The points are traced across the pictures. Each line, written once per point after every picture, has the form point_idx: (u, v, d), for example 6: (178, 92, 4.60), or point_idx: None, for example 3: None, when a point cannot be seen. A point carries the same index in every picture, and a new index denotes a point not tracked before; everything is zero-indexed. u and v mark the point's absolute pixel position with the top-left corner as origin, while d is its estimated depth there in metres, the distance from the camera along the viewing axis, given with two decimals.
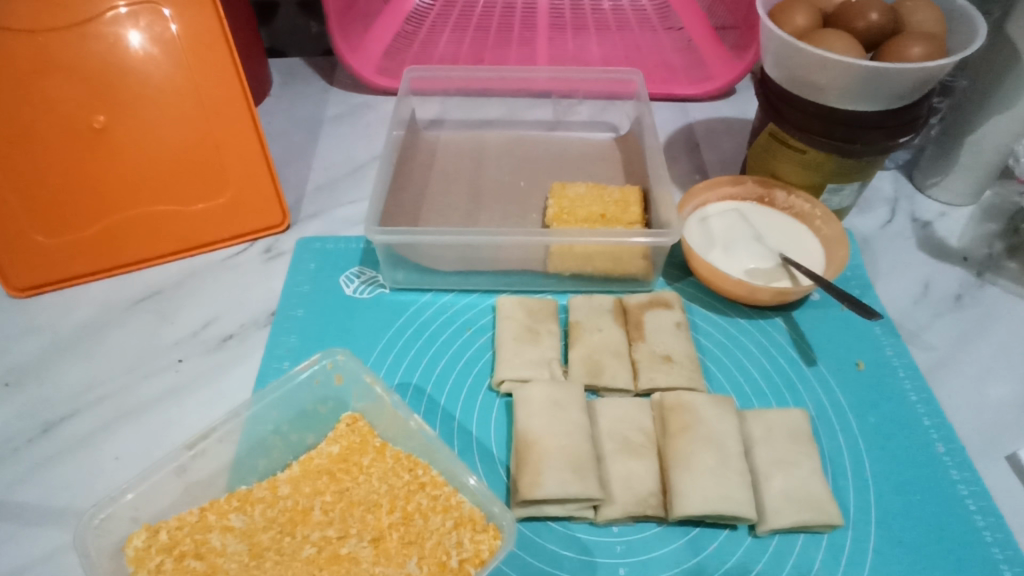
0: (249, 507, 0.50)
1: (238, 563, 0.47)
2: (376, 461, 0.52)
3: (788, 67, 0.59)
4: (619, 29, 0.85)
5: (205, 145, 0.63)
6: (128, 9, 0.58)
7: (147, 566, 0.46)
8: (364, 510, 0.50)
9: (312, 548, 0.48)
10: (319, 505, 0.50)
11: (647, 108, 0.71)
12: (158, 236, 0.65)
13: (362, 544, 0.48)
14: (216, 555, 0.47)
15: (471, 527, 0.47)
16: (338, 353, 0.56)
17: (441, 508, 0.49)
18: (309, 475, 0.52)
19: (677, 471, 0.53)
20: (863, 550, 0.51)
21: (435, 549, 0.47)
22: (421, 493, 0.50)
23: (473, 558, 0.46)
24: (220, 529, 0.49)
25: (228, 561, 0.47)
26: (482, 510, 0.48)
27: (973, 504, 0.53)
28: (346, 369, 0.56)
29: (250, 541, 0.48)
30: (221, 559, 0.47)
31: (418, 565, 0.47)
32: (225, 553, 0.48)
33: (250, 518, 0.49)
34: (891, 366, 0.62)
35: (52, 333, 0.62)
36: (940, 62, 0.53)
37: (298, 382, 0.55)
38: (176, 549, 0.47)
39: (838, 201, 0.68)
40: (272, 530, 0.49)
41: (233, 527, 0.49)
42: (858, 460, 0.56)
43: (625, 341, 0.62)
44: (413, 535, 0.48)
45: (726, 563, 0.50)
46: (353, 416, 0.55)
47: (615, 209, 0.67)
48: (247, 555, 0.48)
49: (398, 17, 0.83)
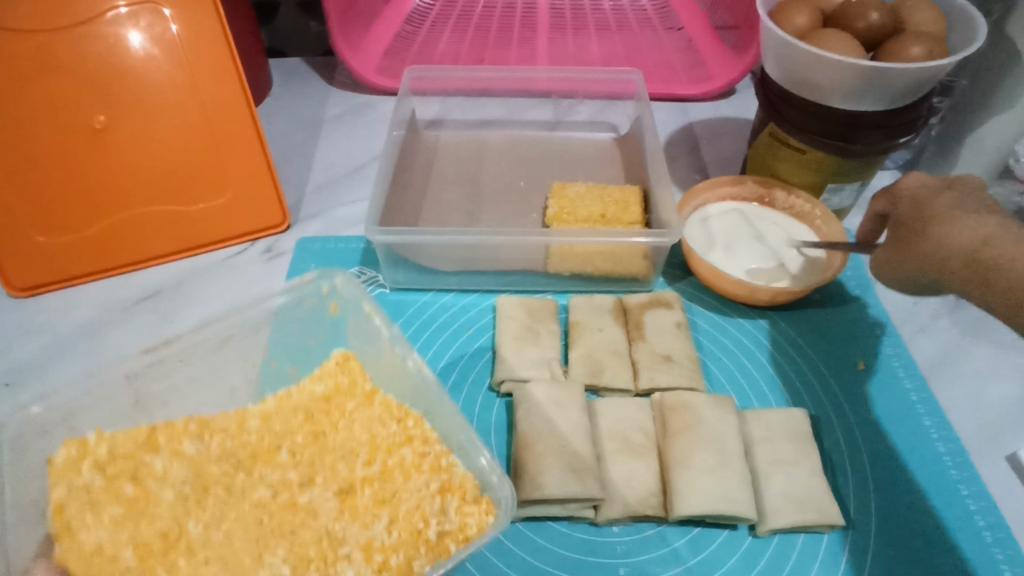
0: (206, 435, 0.53)
1: (177, 491, 0.49)
2: (361, 406, 0.55)
3: (788, 67, 0.59)
4: (619, 29, 0.85)
5: (205, 145, 0.63)
6: (129, 9, 0.58)
7: (73, 477, 0.48)
8: (339, 461, 0.52)
9: (266, 490, 0.50)
10: (286, 446, 0.53)
11: (646, 108, 0.71)
12: (158, 236, 0.65)
13: (326, 495, 0.49)
14: (153, 479, 0.49)
15: (460, 495, 0.47)
16: (334, 278, 0.57)
17: (428, 468, 0.50)
18: (283, 413, 0.55)
19: (677, 471, 0.53)
20: (864, 550, 0.51)
21: (409, 515, 0.47)
22: (407, 447, 0.51)
23: (456, 529, 0.45)
24: (170, 453, 0.51)
25: (165, 487, 0.49)
26: (474, 480, 0.48)
27: (973, 503, 0.53)
28: (340, 297, 0.58)
29: (197, 470, 0.51)
30: (158, 483, 0.49)
31: (388, 529, 0.47)
32: (164, 478, 0.50)
33: (202, 448, 0.52)
34: (891, 366, 0.62)
35: (52, 333, 0.62)
36: (941, 62, 0.53)
37: (293, 304, 0.58)
38: (110, 466, 0.49)
39: (839, 201, 0.68)
40: (225, 465, 0.51)
41: (183, 453, 0.51)
42: (859, 459, 0.56)
43: (625, 340, 0.62)
44: (387, 493, 0.49)
45: (726, 564, 0.50)
46: (345, 355, 0.58)
47: (615, 209, 0.67)
48: (190, 485, 0.50)
49: (398, 17, 0.83)
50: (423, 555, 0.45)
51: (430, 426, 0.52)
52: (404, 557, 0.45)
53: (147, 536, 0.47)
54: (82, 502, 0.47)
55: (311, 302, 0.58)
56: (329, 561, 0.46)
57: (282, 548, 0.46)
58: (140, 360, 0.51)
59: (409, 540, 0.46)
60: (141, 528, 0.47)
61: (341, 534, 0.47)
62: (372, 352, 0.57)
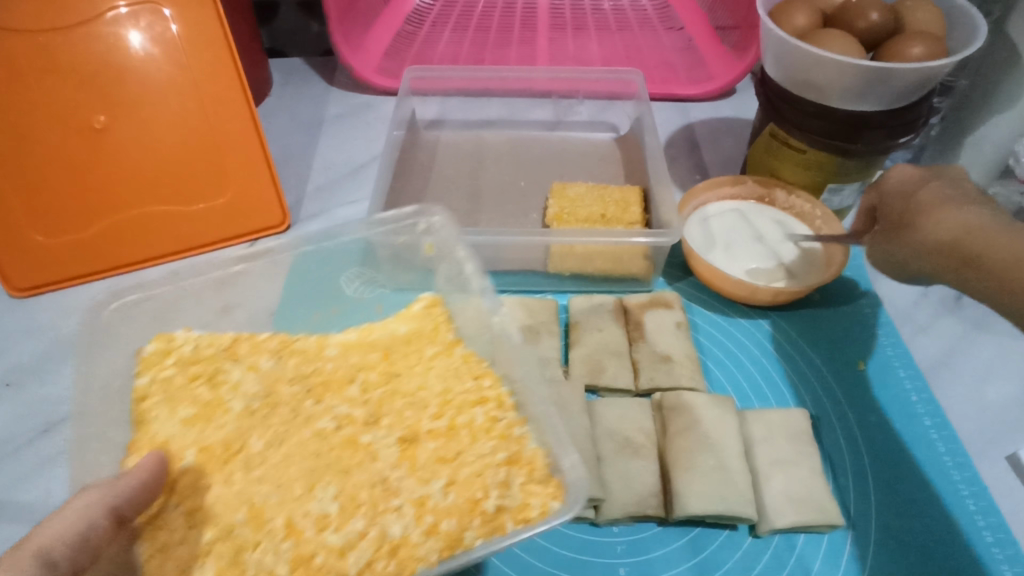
0: (284, 353, 0.52)
1: (247, 404, 0.48)
2: (441, 353, 0.52)
3: (787, 67, 0.59)
4: (619, 29, 0.85)
5: (205, 144, 0.63)
6: (129, 9, 0.58)
7: (156, 370, 0.49)
8: (412, 407, 0.48)
9: (330, 422, 0.47)
10: (358, 381, 0.50)
11: (647, 108, 0.71)
12: (155, 239, 0.64)
13: (387, 440, 0.46)
14: (229, 386, 0.49)
15: (526, 473, 0.43)
16: (432, 217, 0.55)
17: (496, 436, 0.45)
18: (360, 347, 0.53)
19: (677, 471, 0.53)
20: (864, 550, 0.51)
21: (469, 482, 0.43)
22: (480, 408, 0.47)
23: (514, 508, 0.41)
24: (247, 365, 0.50)
25: (237, 396, 0.49)
26: (545, 458, 0.43)
27: (973, 504, 0.53)
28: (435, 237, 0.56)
29: (267, 387, 0.49)
30: (232, 392, 0.49)
31: (445, 489, 0.43)
32: (237, 389, 0.49)
33: (279, 365, 0.51)
34: (892, 366, 0.62)
35: (52, 333, 0.62)
36: (940, 61, 0.53)
37: (388, 235, 0.56)
38: (191, 366, 0.49)
39: (839, 201, 0.68)
40: (296, 388, 0.49)
41: (260, 367, 0.51)
42: (859, 458, 0.56)
43: (625, 340, 0.62)
44: (450, 450, 0.45)
45: (726, 565, 0.50)
46: (432, 299, 0.56)
47: (615, 209, 0.67)
48: (259, 401, 0.48)
49: (397, 17, 0.83)
50: (477, 528, 0.41)
51: (508, 390, 0.48)
52: (456, 525, 0.41)
53: (210, 441, 0.46)
54: (161, 394, 0.48)
55: (406, 236, 0.57)
56: (377, 511, 0.42)
57: (332, 488, 0.43)
58: (230, 267, 0.52)
59: (464, 510, 0.41)
60: (206, 433, 0.46)
61: (392, 484, 0.43)
62: (461, 304, 0.54)
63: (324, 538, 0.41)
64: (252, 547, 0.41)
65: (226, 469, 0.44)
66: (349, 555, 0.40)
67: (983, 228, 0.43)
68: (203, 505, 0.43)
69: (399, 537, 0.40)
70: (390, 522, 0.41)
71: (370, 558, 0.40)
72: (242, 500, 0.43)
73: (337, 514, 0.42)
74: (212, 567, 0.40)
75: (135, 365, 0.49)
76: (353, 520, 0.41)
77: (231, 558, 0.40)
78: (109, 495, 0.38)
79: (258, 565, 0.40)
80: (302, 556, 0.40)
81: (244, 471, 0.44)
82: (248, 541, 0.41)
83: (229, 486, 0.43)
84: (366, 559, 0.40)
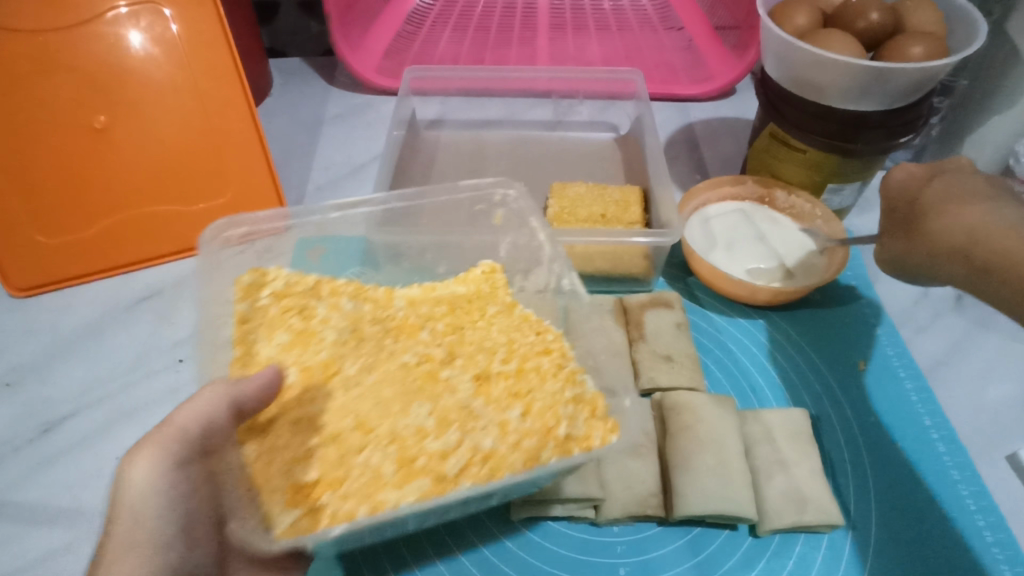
0: (361, 298, 0.54)
1: (337, 335, 0.49)
2: (501, 312, 0.54)
3: (787, 67, 0.59)
4: (619, 29, 0.85)
5: (205, 144, 0.62)
6: (129, 9, 0.59)
7: (253, 299, 0.51)
8: (483, 351, 0.50)
9: (411, 357, 0.48)
10: (428, 328, 0.52)
11: (647, 108, 0.71)
12: (157, 236, 0.64)
13: (464, 377, 0.47)
14: (318, 321, 0.50)
15: (590, 410, 0.47)
16: (510, 189, 0.61)
17: (563, 377, 0.48)
18: (426, 301, 0.55)
19: (677, 471, 0.53)
20: (864, 551, 0.51)
21: (544, 410, 0.46)
22: (545, 358, 0.49)
23: (581, 438, 0.45)
24: (330, 303, 0.52)
25: (325, 328, 0.50)
26: (606, 401, 0.47)
27: (973, 504, 0.53)
28: (509, 208, 0.61)
29: (352, 325, 0.51)
30: (322, 326, 0.50)
31: (521, 417, 0.45)
32: (327, 324, 0.50)
33: (355, 309, 0.52)
34: (892, 366, 0.62)
35: (52, 333, 0.62)
36: (940, 61, 0.53)
37: (466, 203, 0.62)
38: (282, 300, 0.51)
39: (839, 201, 0.68)
40: (377, 327, 0.51)
41: (342, 307, 0.52)
42: (859, 458, 0.56)
43: (625, 341, 0.62)
44: (522, 386, 0.47)
45: (726, 565, 0.50)
46: (493, 266, 0.58)
47: (615, 209, 0.67)
48: (347, 334, 0.50)
49: (397, 17, 0.82)
50: (552, 450, 0.44)
51: (569, 344, 0.51)
52: (535, 445, 0.44)
53: (309, 362, 0.47)
54: (261, 320, 0.50)
55: (481, 207, 0.62)
56: (467, 428, 0.44)
57: (426, 406, 0.45)
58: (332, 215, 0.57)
59: (540, 433, 0.45)
60: (306, 355, 0.48)
61: (474, 410, 0.45)
62: (524, 271, 0.59)
63: (426, 443, 0.43)
64: (358, 449, 0.43)
65: (327, 388, 0.46)
66: (450, 460, 0.43)
67: (989, 231, 0.43)
68: (311, 414, 0.44)
69: (490, 449, 0.43)
70: (481, 435, 0.44)
71: (467, 463, 0.42)
72: (347, 411, 0.44)
73: (434, 426, 0.44)
74: (318, 468, 0.42)
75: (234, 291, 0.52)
76: (450, 431, 0.44)
77: (338, 461, 0.42)
78: (228, 392, 0.41)
79: (365, 464, 0.42)
80: (407, 458, 0.42)
81: (341, 391, 0.45)
82: (354, 445, 0.43)
83: (334, 400, 0.45)
84: (464, 462, 0.42)
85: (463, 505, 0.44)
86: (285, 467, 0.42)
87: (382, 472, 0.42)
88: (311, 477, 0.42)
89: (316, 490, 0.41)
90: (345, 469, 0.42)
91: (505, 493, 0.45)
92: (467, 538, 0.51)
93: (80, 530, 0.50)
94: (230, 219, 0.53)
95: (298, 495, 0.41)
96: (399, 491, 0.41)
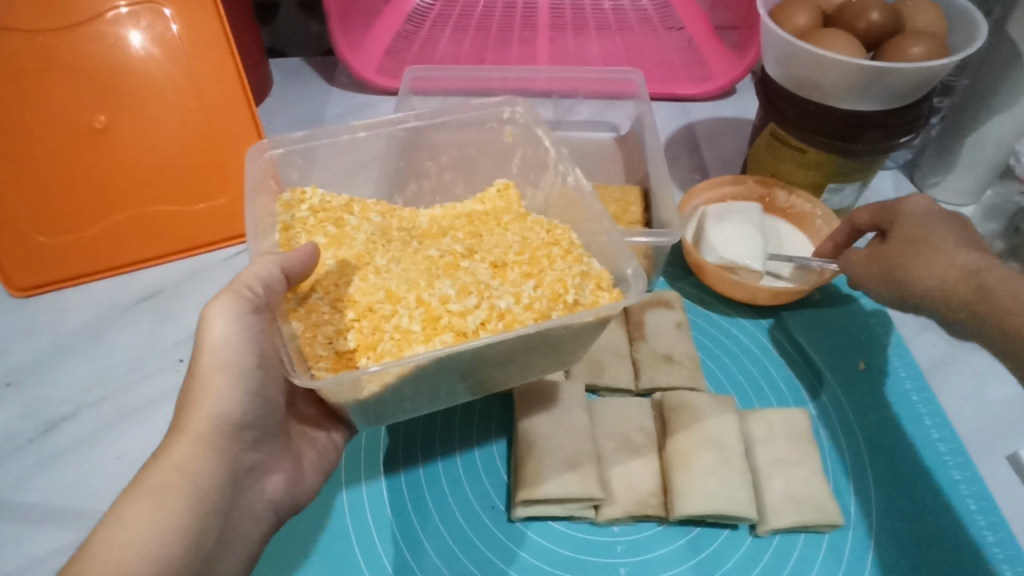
0: (389, 216, 0.56)
1: (365, 236, 0.51)
2: (515, 220, 0.56)
3: (788, 67, 0.59)
4: (619, 29, 0.84)
5: (205, 145, 0.63)
6: (129, 9, 0.59)
7: (294, 212, 0.52)
8: (499, 247, 0.53)
9: (436, 254, 0.51)
10: (450, 234, 0.54)
11: (647, 108, 0.70)
12: (158, 236, 0.64)
13: (481, 266, 0.50)
14: (348, 227, 0.52)
15: (595, 282, 0.48)
16: (517, 106, 0.60)
17: (572, 259, 0.50)
18: (449, 216, 0.57)
19: (677, 471, 0.53)
20: (863, 551, 0.51)
21: (554, 282, 0.48)
22: (555, 247, 0.52)
23: (588, 304, 0.46)
24: (360, 214, 0.54)
25: (355, 233, 0.51)
26: (611, 274, 0.49)
27: (974, 504, 0.53)
28: (518, 125, 0.60)
29: (382, 229, 0.53)
30: (350, 229, 0.52)
31: (535, 288, 0.48)
32: (354, 228, 0.52)
33: (381, 220, 0.54)
34: (892, 366, 0.62)
35: (52, 333, 0.61)
36: (940, 61, 0.53)
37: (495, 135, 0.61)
38: (319, 213, 0.53)
39: (839, 201, 0.68)
40: (403, 233, 0.54)
41: (370, 220, 0.53)
42: (859, 460, 0.57)
43: (625, 341, 0.63)
44: (535, 268, 0.50)
45: (726, 564, 0.50)
46: (505, 184, 0.60)
47: (616, 209, 0.67)
48: (377, 233, 0.52)
49: (398, 17, 0.81)
50: (561, 311, 0.46)
51: (578, 237, 0.53)
52: (546, 306, 0.46)
53: (343, 255, 0.49)
54: (302, 228, 0.51)
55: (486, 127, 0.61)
56: (485, 295, 0.47)
57: (448, 281, 0.47)
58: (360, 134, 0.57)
59: (550, 299, 0.47)
60: (342, 251, 0.49)
61: (491, 285, 0.48)
62: (534, 182, 0.61)
63: (449, 305, 0.45)
64: (388, 317, 0.45)
65: (359, 273, 0.47)
66: (469, 317, 0.45)
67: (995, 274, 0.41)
68: (346, 295, 0.46)
69: (505, 309, 0.46)
70: (497, 299, 0.47)
71: (485, 318, 0.45)
72: (376, 287, 0.46)
73: (456, 294, 0.46)
74: (355, 337, 0.44)
75: (276, 204, 0.53)
76: (469, 297, 0.46)
77: (372, 329, 0.44)
78: (277, 261, 0.43)
79: (395, 327, 0.44)
80: (433, 317, 0.45)
81: (371, 274, 0.47)
82: (384, 313, 0.45)
83: (364, 280, 0.47)
84: (483, 318, 0.45)
85: (487, 372, 0.46)
86: (327, 339, 0.44)
87: (410, 330, 0.44)
88: (350, 344, 0.44)
89: (357, 355, 0.44)
90: (378, 334, 0.44)
91: (523, 361, 0.46)
92: (468, 539, 0.51)
93: (82, 531, 0.50)
94: (273, 139, 0.54)
95: (341, 360, 0.44)
96: (427, 345, 0.43)
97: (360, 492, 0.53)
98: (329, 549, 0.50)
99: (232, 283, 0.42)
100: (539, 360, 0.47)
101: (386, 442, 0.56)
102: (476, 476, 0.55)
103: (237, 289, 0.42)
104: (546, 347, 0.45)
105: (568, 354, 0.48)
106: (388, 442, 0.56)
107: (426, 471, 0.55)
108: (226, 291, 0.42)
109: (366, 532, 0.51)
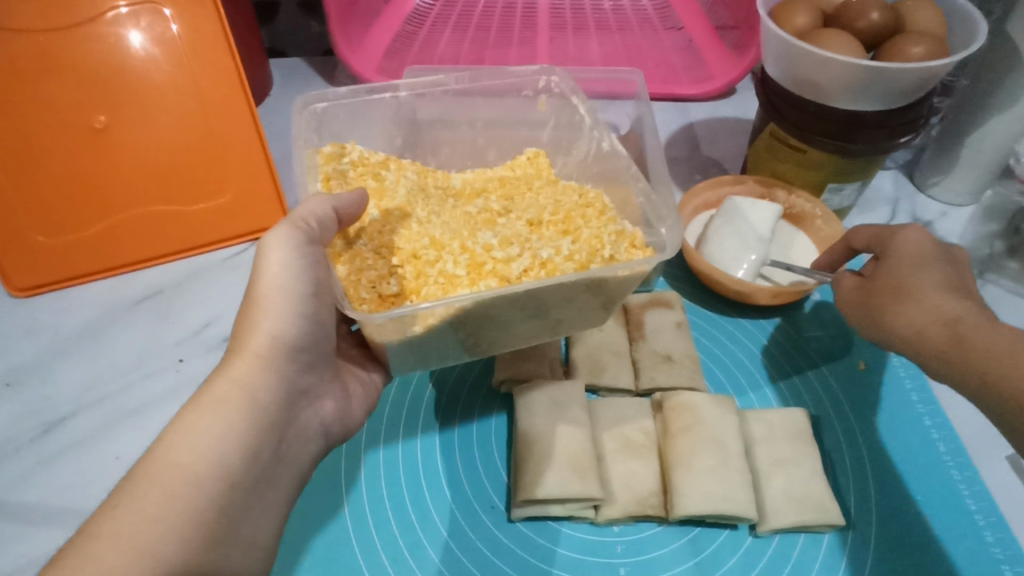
0: (425, 175, 0.58)
1: (406, 189, 0.54)
2: (547, 185, 0.59)
3: (788, 67, 0.59)
4: (619, 29, 0.84)
5: (206, 144, 0.63)
6: (129, 9, 0.59)
7: (335, 165, 0.54)
8: (534, 207, 0.55)
9: (473, 212, 0.54)
10: (484, 197, 0.57)
11: (647, 108, 0.66)
12: (158, 236, 0.64)
13: (518, 223, 0.53)
14: (387, 180, 0.54)
15: (629, 241, 0.50)
16: (553, 75, 0.61)
17: (605, 220, 0.53)
18: (480, 180, 0.60)
19: (677, 472, 0.54)
20: (864, 550, 0.51)
21: (591, 239, 0.50)
22: (590, 210, 0.54)
23: (623, 259, 0.48)
24: (397, 169, 0.56)
25: (394, 188, 0.53)
26: (645, 235, 0.50)
27: (973, 504, 0.53)
28: (552, 95, 0.62)
29: (421, 185, 0.56)
30: (387, 184, 0.53)
31: (574, 243, 0.50)
32: (393, 182, 0.54)
33: (417, 178, 0.56)
34: (892, 366, 0.62)
35: (52, 333, 0.61)
36: (940, 61, 0.52)
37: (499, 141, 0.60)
38: (359, 167, 0.54)
39: (839, 201, 0.68)
40: (441, 194, 0.56)
41: (407, 174, 0.56)
42: (858, 458, 0.56)
43: (626, 341, 0.63)
44: (571, 226, 0.52)
45: (726, 564, 0.50)
46: (536, 152, 0.62)
47: None
48: (416, 187, 0.55)
49: (398, 16, 0.82)
50: (599, 264, 0.48)
51: (609, 202, 0.56)
52: (585, 258, 0.48)
53: (387, 204, 0.51)
54: (343, 180, 0.53)
55: None
56: (526, 246, 0.49)
57: (490, 233, 0.51)
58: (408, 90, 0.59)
59: (588, 252, 0.49)
60: (383, 203, 0.51)
61: (530, 238, 0.51)
62: (566, 149, 0.63)
63: (493, 253, 0.48)
64: (433, 262, 0.47)
65: (403, 222, 0.50)
66: (514, 264, 0.48)
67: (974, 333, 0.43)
68: (390, 242, 0.48)
69: (547, 258, 0.48)
70: (538, 250, 0.49)
71: (528, 266, 0.47)
72: (421, 234, 0.49)
73: (499, 243, 0.49)
74: (399, 282, 0.46)
75: (316, 157, 0.54)
76: (511, 247, 0.49)
77: (417, 274, 0.47)
78: (331, 201, 0.45)
79: (440, 271, 0.47)
80: (476, 264, 0.47)
81: (415, 223, 0.50)
82: (429, 258, 0.47)
83: (408, 229, 0.49)
84: (525, 265, 0.47)
85: (525, 322, 0.48)
86: (371, 283, 0.46)
87: (455, 275, 0.47)
88: (394, 288, 0.46)
89: (400, 299, 0.46)
90: (422, 279, 0.47)
91: (558, 314, 0.49)
92: (467, 538, 0.51)
93: None
94: (317, 93, 0.55)
95: (384, 303, 0.46)
96: (471, 288, 0.46)
97: (360, 491, 0.53)
98: (329, 548, 0.50)
99: (288, 216, 0.44)
100: (572, 315, 0.50)
101: (385, 442, 0.56)
102: (476, 475, 0.55)
103: (294, 222, 0.43)
104: (579, 299, 0.47)
105: (599, 309, 0.51)
106: (388, 441, 0.56)
107: (426, 469, 0.55)
108: (282, 223, 0.43)
109: (366, 532, 0.51)
